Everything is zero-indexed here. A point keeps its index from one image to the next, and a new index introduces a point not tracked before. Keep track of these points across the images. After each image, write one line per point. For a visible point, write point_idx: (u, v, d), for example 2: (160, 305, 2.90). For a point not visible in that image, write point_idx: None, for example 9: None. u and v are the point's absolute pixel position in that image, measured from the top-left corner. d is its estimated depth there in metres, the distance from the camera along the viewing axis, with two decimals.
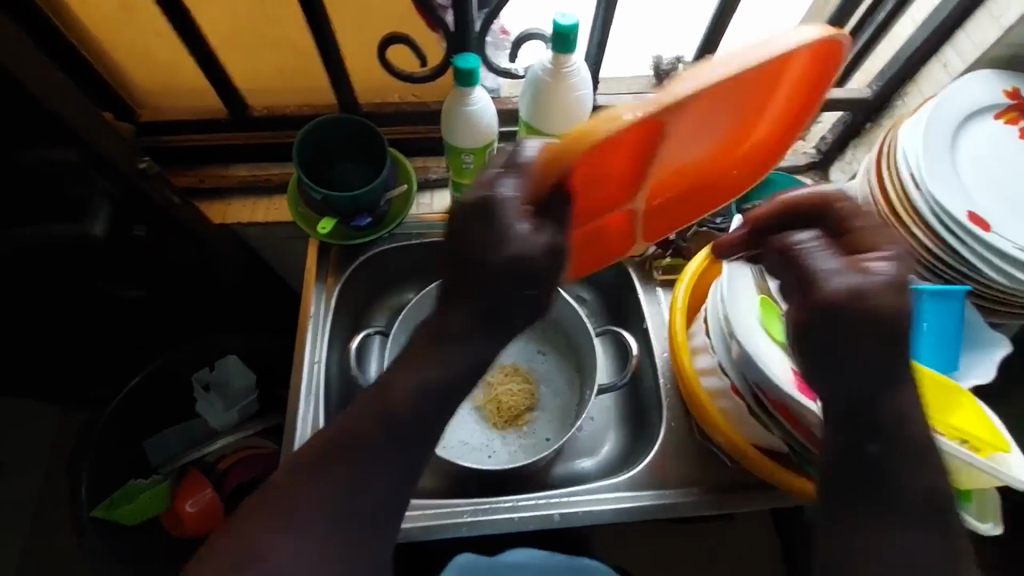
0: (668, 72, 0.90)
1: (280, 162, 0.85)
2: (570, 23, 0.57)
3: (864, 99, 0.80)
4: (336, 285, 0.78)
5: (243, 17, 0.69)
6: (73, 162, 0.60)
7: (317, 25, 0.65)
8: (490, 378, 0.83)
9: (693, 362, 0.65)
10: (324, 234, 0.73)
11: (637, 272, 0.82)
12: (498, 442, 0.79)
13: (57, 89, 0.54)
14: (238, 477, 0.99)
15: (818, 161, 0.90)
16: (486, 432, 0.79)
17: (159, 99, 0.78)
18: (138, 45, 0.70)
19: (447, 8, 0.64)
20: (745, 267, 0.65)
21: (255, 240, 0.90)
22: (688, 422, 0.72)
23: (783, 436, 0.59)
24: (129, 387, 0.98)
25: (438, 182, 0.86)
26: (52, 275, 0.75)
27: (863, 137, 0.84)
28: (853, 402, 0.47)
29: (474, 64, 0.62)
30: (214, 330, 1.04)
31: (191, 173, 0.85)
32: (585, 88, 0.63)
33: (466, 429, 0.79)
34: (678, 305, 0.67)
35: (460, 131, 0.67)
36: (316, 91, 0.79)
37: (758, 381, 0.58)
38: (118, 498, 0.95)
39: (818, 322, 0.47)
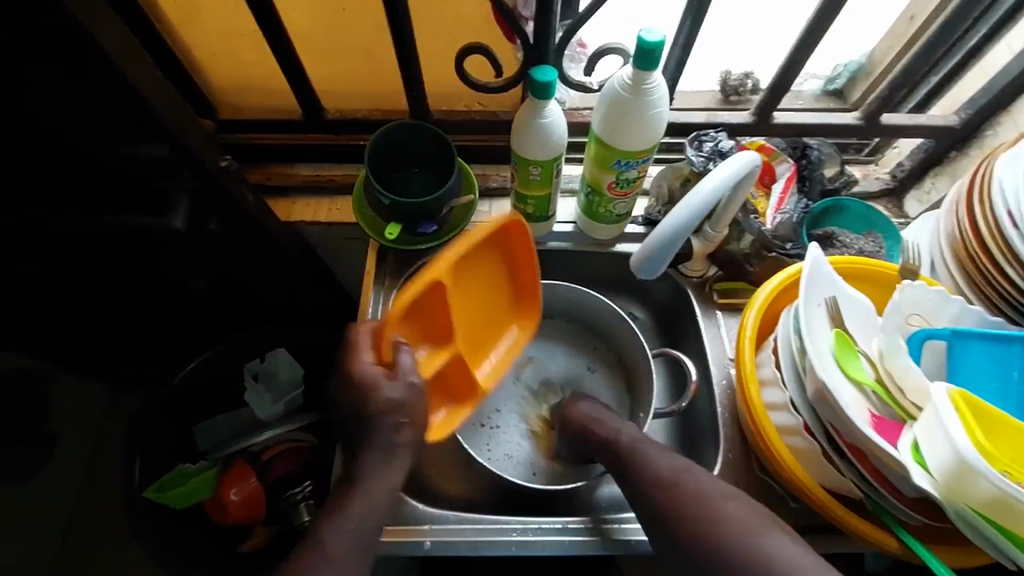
0: (736, 88, 0.86)
1: (344, 166, 0.88)
2: (656, 40, 0.56)
3: (950, 127, 0.76)
4: (393, 289, 0.79)
5: (327, 23, 0.70)
6: (162, 159, 0.62)
7: (399, 34, 0.65)
8: (539, 392, 0.82)
9: (760, 393, 0.62)
10: (391, 240, 0.72)
11: (696, 294, 0.80)
12: (540, 464, 0.77)
13: (156, 89, 0.56)
14: (279, 470, 1.03)
15: (892, 188, 0.86)
16: (532, 448, 0.78)
17: (235, 97, 0.81)
18: (224, 46, 0.72)
19: (528, 19, 0.65)
20: (819, 298, 0.63)
21: (316, 238, 0.92)
22: (746, 454, 0.70)
23: (856, 479, 0.56)
24: (185, 374, 1.01)
25: (498, 191, 0.85)
26: (126, 263, 0.78)
27: (945, 166, 0.80)
28: (644, 485, 0.59)
29: (552, 77, 0.62)
30: (267, 323, 1.07)
31: (259, 170, 0.87)
32: (663, 106, 0.62)
33: (512, 445, 0.78)
34: (747, 332, 0.65)
35: (530, 143, 0.66)
36: (385, 93, 0.80)
37: (832, 421, 0.56)
38: (166, 481, 0.98)
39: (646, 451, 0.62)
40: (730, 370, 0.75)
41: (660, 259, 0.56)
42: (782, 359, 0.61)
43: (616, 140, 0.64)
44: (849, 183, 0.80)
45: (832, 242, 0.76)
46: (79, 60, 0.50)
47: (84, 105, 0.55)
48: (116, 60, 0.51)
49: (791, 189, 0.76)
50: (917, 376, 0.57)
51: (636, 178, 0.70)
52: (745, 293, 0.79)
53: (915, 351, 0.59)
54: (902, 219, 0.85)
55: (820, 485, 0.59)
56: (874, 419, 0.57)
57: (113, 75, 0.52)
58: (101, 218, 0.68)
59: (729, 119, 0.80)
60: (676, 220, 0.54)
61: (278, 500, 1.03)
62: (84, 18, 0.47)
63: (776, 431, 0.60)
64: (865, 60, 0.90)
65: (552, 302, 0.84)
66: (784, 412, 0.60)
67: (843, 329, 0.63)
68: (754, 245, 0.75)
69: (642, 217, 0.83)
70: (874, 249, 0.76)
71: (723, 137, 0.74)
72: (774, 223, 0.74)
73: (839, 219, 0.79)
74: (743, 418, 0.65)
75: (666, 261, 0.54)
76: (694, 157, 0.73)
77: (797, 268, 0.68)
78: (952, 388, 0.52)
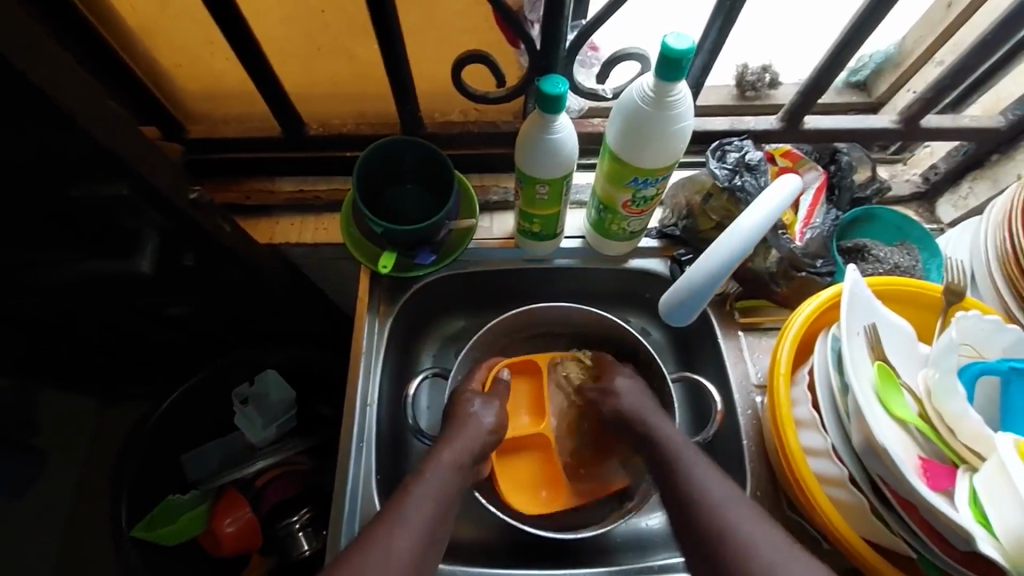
0: (753, 83, 0.78)
1: (330, 179, 0.80)
2: (686, 47, 0.49)
3: (994, 129, 0.70)
4: (389, 317, 0.73)
5: (305, 29, 0.62)
6: (124, 197, 0.55)
7: (387, 42, 0.58)
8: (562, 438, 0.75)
9: (797, 436, 0.57)
10: (386, 272, 0.68)
11: (716, 313, 0.73)
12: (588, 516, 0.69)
13: (108, 122, 0.48)
14: (273, 497, 0.96)
15: (923, 192, 0.80)
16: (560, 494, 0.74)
17: (207, 110, 0.73)
18: (190, 58, 0.64)
19: (534, 24, 0.58)
20: (859, 326, 0.56)
21: (301, 258, 0.85)
22: (776, 491, 0.65)
23: (906, 535, 0.51)
24: (169, 403, 0.95)
25: (499, 205, 0.79)
26: (94, 297, 0.71)
27: (985, 169, 0.74)
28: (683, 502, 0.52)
29: (562, 88, 0.54)
30: (254, 345, 1.00)
31: (236, 188, 0.79)
32: (687, 119, 0.55)
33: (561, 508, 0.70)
34: (781, 368, 0.59)
35: (537, 163, 0.59)
36: (373, 101, 0.73)
37: (883, 473, 0.51)
38: (153, 517, 0.93)
39: (697, 470, 0.53)
40: (755, 398, 0.69)
41: (695, 306, 0.57)
42: (823, 398, 0.56)
43: (632, 156, 0.57)
44: (881, 190, 0.74)
45: (864, 256, 0.70)
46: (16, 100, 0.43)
47: (29, 146, 0.47)
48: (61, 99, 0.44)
49: (821, 200, 0.70)
50: (974, 422, 0.51)
51: (654, 196, 0.63)
52: (770, 312, 0.73)
53: (968, 387, 0.54)
54: (933, 225, 0.79)
55: (865, 540, 0.54)
56: (922, 463, 0.51)
57: (58, 115, 0.45)
58: (62, 259, 0.61)
59: (757, 124, 0.74)
60: (710, 266, 0.54)
61: (275, 529, 0.95)
62: (23, 59, 0.40)
63: (816, 479, 0.55)
64: (893, 49, 0.78)
65: (560, 323, 0.75)
66: (826, 460, 0.55)
67: (885, 362, 0.56)
68: (782, 265, 0.68)
69: (656, 230, 0.75)
70: (910, 263, 0.70)
71: (750, 146, 0.68)
72: (803, 240, 0.68)
73: (870, 228, 0.72)
74: (776, 461, 0.61)
75: (698, 311, 0.56)
76: (718, 168, 0.66)
77: (832, 291, 0.61)
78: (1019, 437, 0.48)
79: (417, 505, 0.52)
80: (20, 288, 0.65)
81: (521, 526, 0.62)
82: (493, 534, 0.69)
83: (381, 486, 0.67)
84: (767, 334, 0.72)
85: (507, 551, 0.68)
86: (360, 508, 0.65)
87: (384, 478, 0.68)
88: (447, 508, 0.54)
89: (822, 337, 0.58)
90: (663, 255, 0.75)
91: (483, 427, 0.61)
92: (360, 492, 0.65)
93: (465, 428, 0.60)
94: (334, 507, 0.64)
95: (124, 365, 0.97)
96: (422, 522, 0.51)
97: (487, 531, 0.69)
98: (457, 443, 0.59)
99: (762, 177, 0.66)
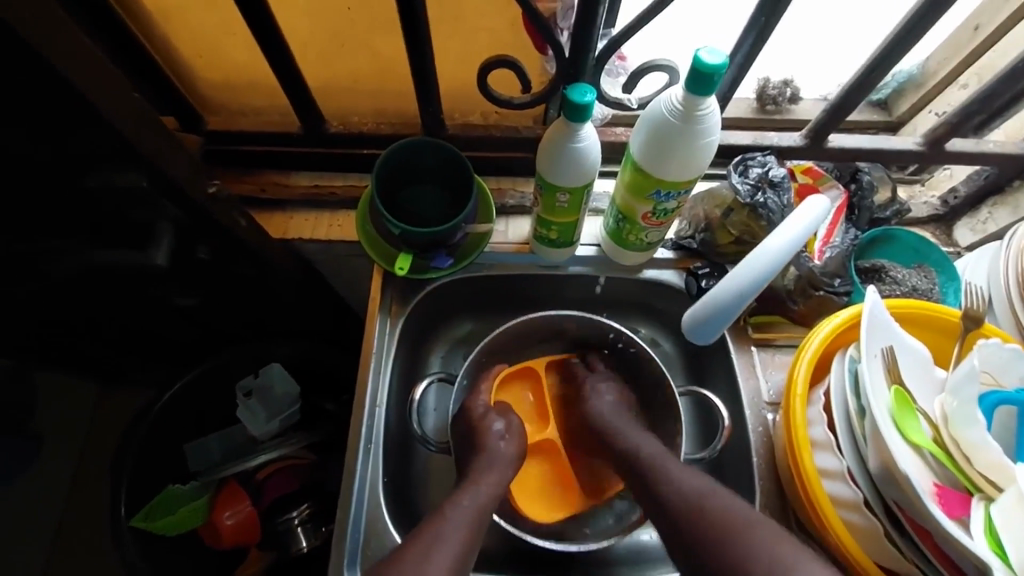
0: (774, 97, 0.77)
1: (345, 175, 0.80)
2: (719, 62, 0.48)
3: (1017, 155, 0.70)
4: (400, 318, 0.72)
5: (331, 26, 0.61)
6: (143, 189, 0.55)
7: (415, 43, 0.57)
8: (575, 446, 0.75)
9: (811, 456, 0.57)
10: (402, 274, 0.68)
11: (729, 330, 0.72)
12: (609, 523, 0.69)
13: (131, 113, 0.48)
14: (274, 491, 0.96)
15: (941, 215, 0.79)
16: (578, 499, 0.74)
17: (227, 102, 0.72)
18: (213, 50, 0.64)
19: (565, 31, 0.58)
20: (877, 348, 0.56)
21: (313, 254, 0.84)
22: (785, 510, 0.64)
23: (919, 561, 0.51)
24: (172, 393, 0.94)
25: (515, 209, 0.78)
26: (103, 285, 0.71)
27: (1006, 195, 0.74)
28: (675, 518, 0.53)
29: (589, 97, 0.54)
30: (260, 339, 1.00)
31: (251, 181, 0.79)
32: (715, 134, 0.54)
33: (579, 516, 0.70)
34: (797, 388, 0.58)
35: (560, 171, 0.59)
36: (395, 99, 0.72)
37: (899, 498, 0.50)
38: (153, 507, 0.92)
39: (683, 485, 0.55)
40: (766, 416, 0.69)
41: (717, 325, 0.58)
42: (840, 419, 0.55)
43: (656, 169, 0.57)
44: (901, 211, 0.74)
45: (881, 277, 0.70)
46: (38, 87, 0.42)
47: (49, 135, 0.47)
48: (83, 88, 0.43)
49: (840, 219, 0.69)
50: (992, 452, 0.50)
51: (675, 209, 0.62)
52: (784, 329, 0.73)
53: (986, 416, 0.54)
54: (950, 248, 0.79)
55: (879, 566, 0.54)
56: (937, 490, 0.51)
57: (80, 103, 0.44)
58: (75, 248, 0.60)
59: (779, 140, 0.73)
60: (736, 287, 0.54)
61: (274, 525, 0.94)
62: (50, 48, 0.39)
63: (829, 500, 0.55)
64: (916, 69, 0.77)
65: (572, 331, 0.74)
66: (841, 483, 0.54)
67: (902, 386, 0.56)
68: (800, 282, 0.68)
69: (672, 241, 0.75)
70: (927, 287, 0.69)
71: (773, 163, 0.67)
72: (821, 258, 0.67)
73: (888, 249, 0.72)
74: (788, 479, 0.60)
75: (719, 332, 0.58)
76: (740, 183, 0.66)
77: (851, 312, 0.61)
78: None
79: (455, 522, 0.53)
80: (31, 275, 0.64)
81: (525, 537, 0.62)
82: (495, 541, 0.68)
83: (387, 487, 0.66)
84: (781, 351, 0.72)
85: (508, 559, 0.68)
86: (366, 511, 0.64)
87: (390, 480, 0.68)
88: (479, 524, 0.54)
89: (840, 358, 0.58)
90: (679, 267, 0.75)
91: (504, 454, 0.62)
92: (366, 493, 0.65)
93: (494, 455, 0.62)
94: (340, 507, 0.64)
95: (128, 352, 0.97)
96: (456, 532, 0.52)
97: (490, 537, 0.68)
98: (490, 471, 0.60)
99: (784, 194, 0.66)
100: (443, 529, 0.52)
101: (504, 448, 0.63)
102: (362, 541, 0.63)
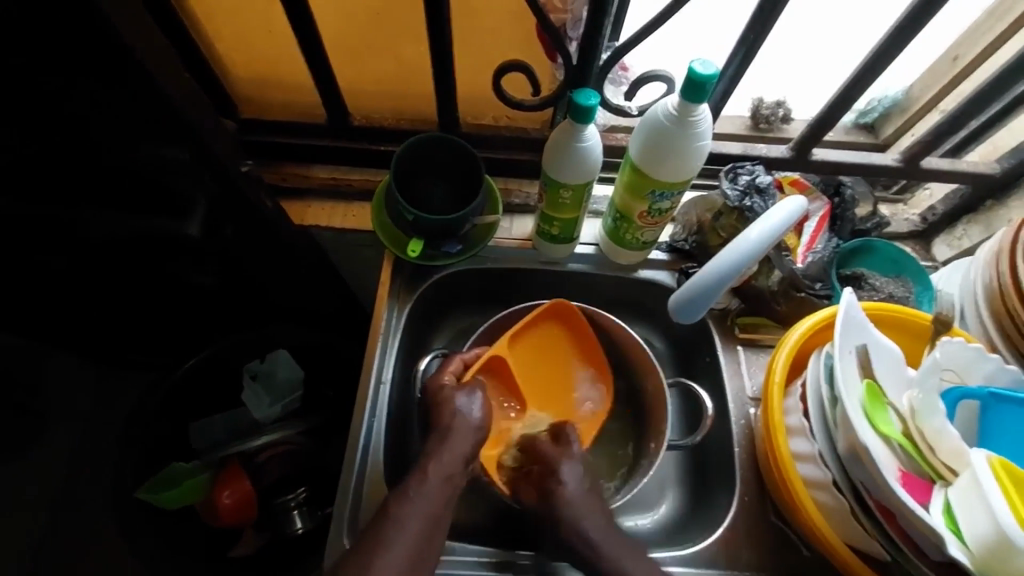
0: (767, 116, 0.82)
1: (361, 168, 0.84)
2: (709, 73, 0.54)
3: (989, 176, 0.75)
4: (407, 304, 0.77)
5: (362, 30, 0.67)
6: (184, 160, 0.65)
7: (438, 48, 0.63)
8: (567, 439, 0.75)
9: (787, 442, 0.61)
10: (413, 258, 0.72)
11: (717, 329, 0.77)
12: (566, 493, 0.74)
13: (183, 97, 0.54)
14: (274, 473, 0.97)
15: (920, 231, 0.85)
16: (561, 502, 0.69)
17: (259, 95, 0.78)
18: (251, 47, 0.70)
19: (573, 40, 0.64)
20: (851, 345, 0.59)
21: (327, 242, 0.89)
22: (762, 498, 0.68)
23: (886, 542, 0.55)
24: (184, 371, 0.98)
25: (519, 208, 0.83)
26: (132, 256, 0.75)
27: (980, 214, 0.79)
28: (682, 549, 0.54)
29: (593, 100, 0.59)
30: (269, 324, 1.04)
31: (273, 170, 0.84)
32: (705, 139, 0.60)
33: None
34: (775, 378, 0.63)
35: (565, 167, 0.64)
36: (413, 100, 0.77)
37: (864, 482, 0.55)
38: (159, 481, 0.94)
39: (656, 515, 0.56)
40: (749, 410, 0.72)
41: (702, 306, 0.63)
42: (813, 408, 0.59)
43: (651, 168, 0.62)
44: (881, 224, 0.79)
45: (862, 283, 0.75)
46: (107, 48, 0.49)
47: (113, 96, 0.55)
48: (139, 53, 0.49)
49: (823, 228, 0.74)
50: (953, 439, 0.55)
51: (669, 209, 0.67)
52: (769, 330, 0.77)
53: (949, 409, 0.58)
54: (929, 262, 0.84)
55: (847, 545, 0.58)
56: (903, 476, 0.54)
57: (138, 69, 0.51)
58: None
59: (767, 152, 0.79)
60: (716, 275, 0.60)
61: (271, 505, 0.97)
62: None
63: (802, 482, 0.59)
64: (901, 95, 0.82)
65: None
66: (813, 465, 0.58)
67: (874, 380, 0.59)
68: (783, 284, 0.73)
69: (667, 244, 0.80)
70: (903, 295, 0.74)
71: (761, 171, 0.73)
72: (803, 262, 0.73)
73: (869, 259, 0.76)
74: (766, 466, 0.64)
75: (702, 312, 0.63)
76: (730, 189, 0.71)
77: (828, 312, 0.65)
78: (995, 456, 0.51)
79: (408, 519, 0.53)
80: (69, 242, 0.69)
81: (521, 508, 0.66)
82: (487, 516, 0.72)
83: (387, 461, 0.70)
84: (764, 350, 0.76)
85: (496, 529, 0.71)
86: (366, 483, 0.67)
87: (391, 456, 0.71)
88: (441, 508, 0.55)
89: (816, 353, 0.62)
90: (671, 268, 0.79)
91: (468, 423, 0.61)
92: (368, 466, 0.68)
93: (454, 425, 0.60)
94: (343, 475, 0.67)
95: (142, 332, 1.00)
96: (417, 520, 0.53)
97: (483, 512, 0.72)
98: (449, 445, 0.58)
99: (770, 200, 0.71)
100: (401, 510, 0.53)
101: (465, 424, 0.60)
102: (362, 509, 0.66)
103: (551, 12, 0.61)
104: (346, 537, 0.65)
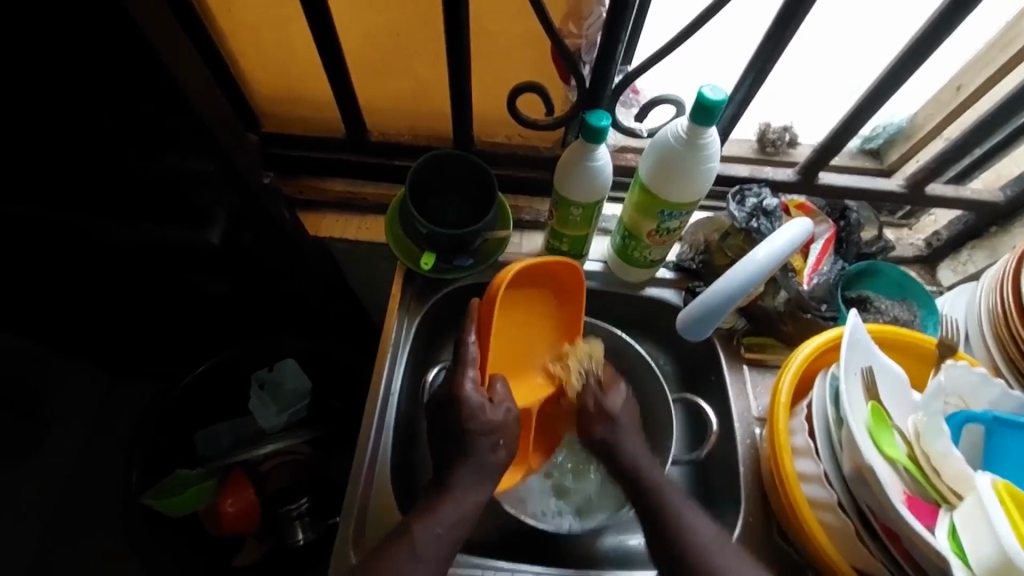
0: (774, 141, 0.83)
1: (376, 183, 0.87)
2: (718, 98, 0.56)
3: (994, 203, 0.77)
4: (418, 315, 0.78)
5: (382, 50, 0.70)
6: (209, 173, 0.67)
7: (457, 70, 0.66)
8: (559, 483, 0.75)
9: (793, 462, 0.61)
10: (426, 269, 0.74)
11: (722, 347, 0.78)
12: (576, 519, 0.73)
13: None
14: (278, 481, 0.98)
15: (925, 256, 0.85)
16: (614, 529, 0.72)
17: (280, 111, 0.80)
18: (276, 65, 0.72)
19: (587, 64, 0.66)
20: (857, 366, 0.60)
21: (339, 254, 0.91)
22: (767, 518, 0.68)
23: (888, 562, 0.55)
24: (194, 377, 0.99)
25: (531, 225, 0.84)
26: (151, 262, 0.77)
27: (984, 240, 0.80)
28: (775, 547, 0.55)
29: (605, 122, 0.61)
30: (277, 334, 1.05)
31: (292, 182, 0.86)
32: (715, 161, 0.61)
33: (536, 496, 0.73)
34: (781, 398, 0.63)
35: (575, 185, 0.65)
36: (429, 118, 0.80)
37: (869, 503, 0.55)
38: (165, 488, 0.94)
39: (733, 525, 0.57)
40: (755, 429, 0.73)
41: (708, 322, 0.64)
42: (818, 429, 0.60)
43: (661, 188, 0.63)
44: (885, 249, 0.80)
45: (867, 306, 0.75)
46: (146, 62, 0.52)
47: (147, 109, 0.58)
48: (174, 69, 0.52)
49: (829, 251, 0.76)
50: (957, 462, 0.55)
51: (677, 228, 0.69)
52: (775, 350, 0.77)
53: (954, 432, 0.58)
54: (934, 287, 0.85)
55: (851, 565, 0.58)
56: (906, 498, 0.55)
57: (175, 86, 0.53)
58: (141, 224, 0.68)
59: (774, 175, 0.81)
60: (724, 292, 0.61)
61: (275, 514, 0.96)
62: None
63: (807, 502, 0.60)
64: (906, 123, 0.83)
65: None
66: (817, 485, 0.59)
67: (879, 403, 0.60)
68: (790, 305, 0.74)
69: (674, 263, 0.81)
70: (909, 318, 0.74)
71: (767, 194, 0.74)
72: (809, 284, 0.74)
73: (873, 282, 0.77)
74: (770, 485, 0.65)
75: (710, 326, 0.64)
76: (737, 211, 0.73)
77: (833, 334, 0.66)
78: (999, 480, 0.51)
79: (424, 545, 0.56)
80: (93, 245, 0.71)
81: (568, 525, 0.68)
82: (494, 531, 0.71)
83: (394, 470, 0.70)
84: (770, 371, 0.77)
85: (502, 542, 0.71)
86: (373, 491, 0.68)
87: (398, 465, 0.72)
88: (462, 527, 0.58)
89: (821, 375, 0.63)
90: (678, 287, 0.80)
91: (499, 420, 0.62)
92: (375, 473, 0.69)
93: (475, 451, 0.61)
94: (350, 482, 0.68)
95: (151, 337, 1.01)
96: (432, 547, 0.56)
97: (485, 525, 0.71)
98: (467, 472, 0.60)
99: (776, 222, 0.73)
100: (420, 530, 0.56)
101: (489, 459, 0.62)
102: (368, 518, 0.67)
103: (566, 37, 0.63)
104: (349, 546, 0.65)
